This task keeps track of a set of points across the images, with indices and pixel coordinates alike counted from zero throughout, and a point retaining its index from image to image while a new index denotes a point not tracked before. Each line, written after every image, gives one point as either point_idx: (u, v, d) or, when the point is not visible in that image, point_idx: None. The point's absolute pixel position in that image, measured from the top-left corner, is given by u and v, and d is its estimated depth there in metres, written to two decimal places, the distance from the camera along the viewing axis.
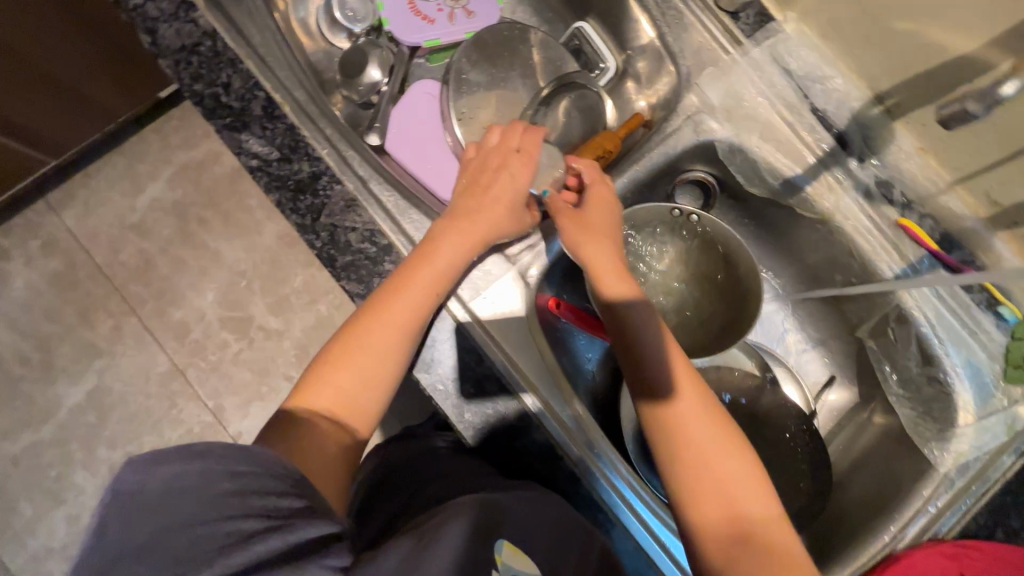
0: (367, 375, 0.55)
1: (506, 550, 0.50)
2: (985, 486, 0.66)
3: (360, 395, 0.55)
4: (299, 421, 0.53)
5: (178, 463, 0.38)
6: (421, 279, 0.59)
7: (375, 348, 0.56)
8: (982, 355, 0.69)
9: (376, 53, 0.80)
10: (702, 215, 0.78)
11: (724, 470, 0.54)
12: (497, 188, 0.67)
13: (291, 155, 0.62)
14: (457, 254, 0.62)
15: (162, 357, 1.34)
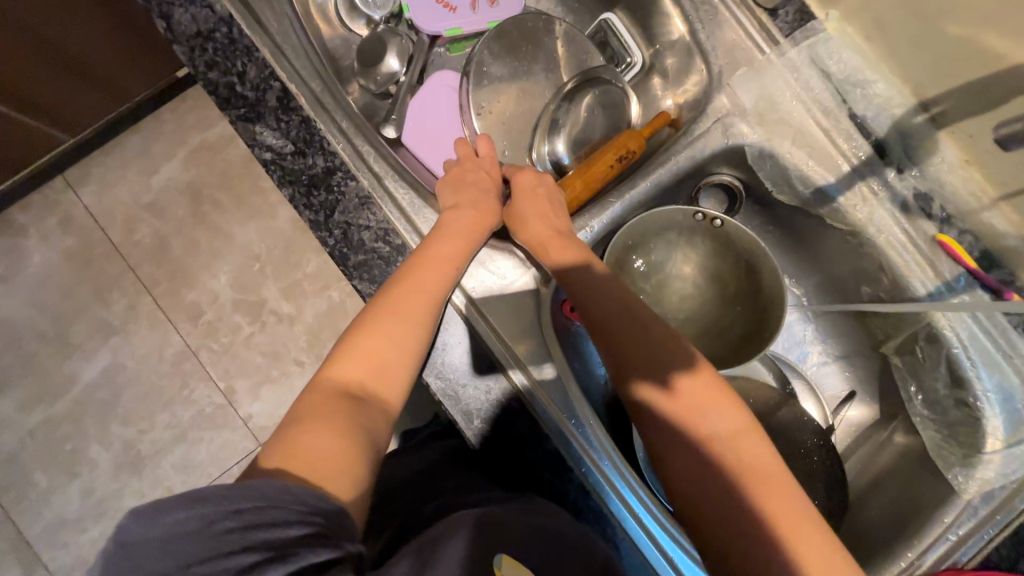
0: (396, 342, 0.53)
1: (504, 564, 0.46)
2: (1011, 516, 0.63)
3: (387, 367, 0.53)
4: (314, 411, 0.48)
5: (175, 509, 0.36)
6: (440, 252, 0.59)
7: (403, 319, 0.55)
8: (1017, 380, 0.66)
9: (394, 42, 0.77)
10: (726, 220, 0.75)
11: (701, 419, 0.54)
12: (484, 181, 0.67)
13: (306, 149, 0.60)
14: (473, 234, 0.62)
15: (175, 338, 1.35)
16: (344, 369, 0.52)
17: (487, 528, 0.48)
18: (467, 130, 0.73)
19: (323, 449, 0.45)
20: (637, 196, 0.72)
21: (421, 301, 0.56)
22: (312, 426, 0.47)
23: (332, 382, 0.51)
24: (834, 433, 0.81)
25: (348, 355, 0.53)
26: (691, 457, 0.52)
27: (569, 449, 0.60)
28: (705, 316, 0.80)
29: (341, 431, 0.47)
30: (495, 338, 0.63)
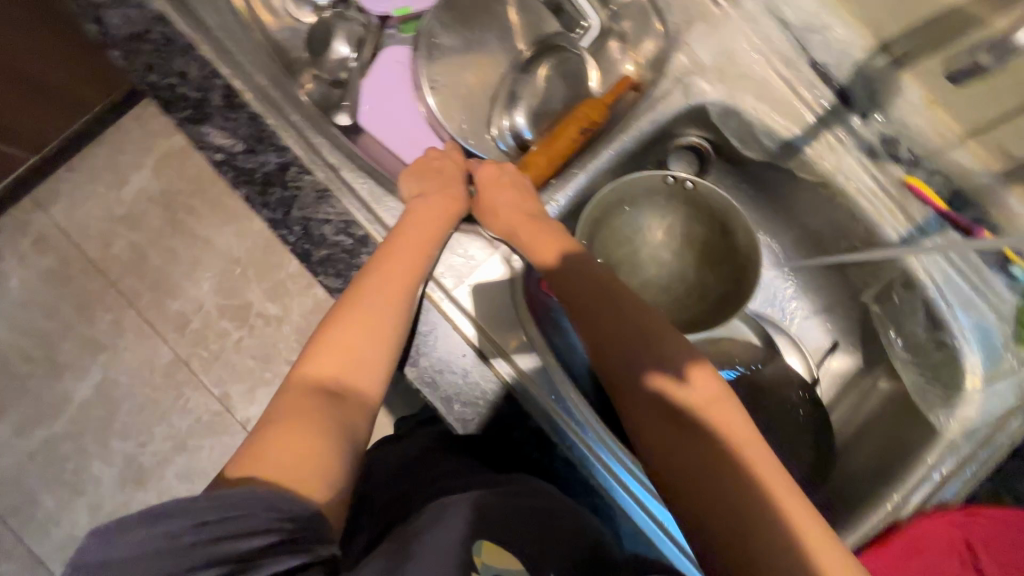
0: (371, 334, 0.54)
1: (484, 551, 0.46)
2: (992, 452, 0.64)
3: (361, 360, 0.54)
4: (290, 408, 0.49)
5: (139, 529, 0.35)
6: (409, 244, 0.59)
7: (378, 311, 0.55)
8: (992, 317, 0.66)
9: (343, 27, 0.75)
10: (697, 181, 0.75)
11: (674, 391, 0.55)
12: (449, 176, 0.68)
13: (256, 145, 0.59)
14: (441, 225, 0.63)
15: (165, 349, 1.34)
16: (319, 367, 0.53)
17: (477, 520, 0.49)
18: (424, 107, 0.73)
19: (298, 449, 0.45)
20: (602, 165, 0.71)
21: (394, 292, 0.56)
22: (288, 425, 0.47)
23: (309, 380, 0.52)
24: (819, 383, 0.81)
25: (323, 352, 0.54)
26: (662, 422, 0.54)
27: (555, 430, 0.59)
28: (684, 281, 0.79)
29: (318, 428, 0.47)
30: (473, 325, 0.61)
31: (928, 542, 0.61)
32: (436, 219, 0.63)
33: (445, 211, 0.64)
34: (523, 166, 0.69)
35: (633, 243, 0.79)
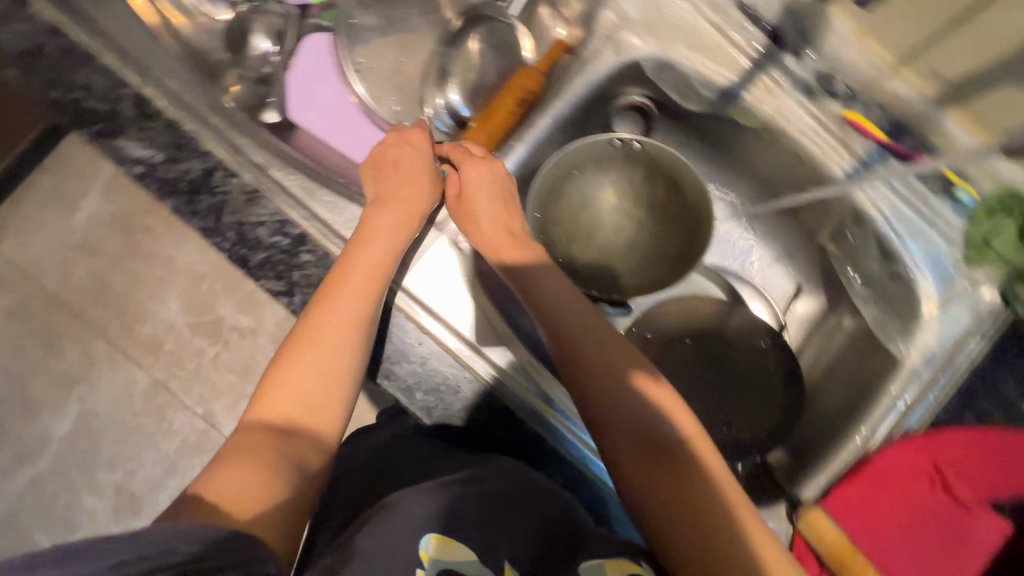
0: (325, 371, 0.52)
1: (433, 544, 0.45)
2: (953, 375, 0.65)
3: (315, 397, 0.51)
4: (238, 452, 0.46)
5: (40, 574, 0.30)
6: (358, 277, 0.55)
7: (330, 347, 0.52)
8: (941, 242, 0.66)
9: (261, 20, 0.72)
10: (645, 141, 0.73)
11: (648, 428, 0.51)
12: (416, 173, 0.61)
13: (177, 153, 0.57)
14: (399, 243, 0.57)
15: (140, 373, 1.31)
16: (270, 404, 0.50)
17: (433, 518, 0.47)
18: (354, 95, 0.71)
19: (246, 490, 0.43)
20: (539, 134, 0.71)
21: (344, 325, 0.53)
22: (230, 465, 0.45)
23: (255, 420, 0.49)
24: (786, 329, 0.82)
25: (272, 389, 0.51)
26: (640, 463, 0.49)
27: (536, 419, 0.60)
28: (641, 243, 0.78)
29: (265, 472, 0.45)
30: (442, 328, 0.60)
31: (891, 474, 0.62)
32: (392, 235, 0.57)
33: (403, 224, 0.58)
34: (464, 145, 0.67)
35: (587, 211, 0.78)
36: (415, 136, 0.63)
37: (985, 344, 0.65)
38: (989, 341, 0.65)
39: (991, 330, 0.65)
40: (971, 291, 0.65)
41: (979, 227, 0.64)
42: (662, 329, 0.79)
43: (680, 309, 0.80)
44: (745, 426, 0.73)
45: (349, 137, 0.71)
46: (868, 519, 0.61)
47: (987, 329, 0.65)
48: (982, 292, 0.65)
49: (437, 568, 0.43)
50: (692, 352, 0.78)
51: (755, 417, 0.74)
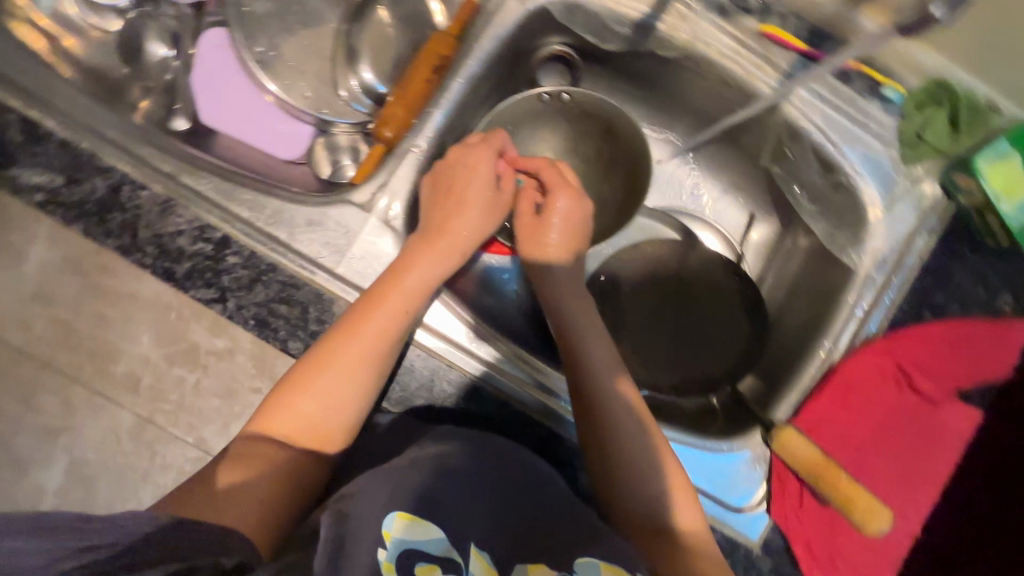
0: (342, 392, 0.52)
1: (396, 523, 0.45)
2: (905, 276, 0.64)
3: (324, 419, 0.52)
4: (250, 450, 0.50)
5: (16, 538, 0.35)
6: (385, 314, 0.53)
7: (343, 378, 0.52)
8: (878, 145, 0.65)
9: (154, 25, 0.69)
10: (573, 91, 0.72)
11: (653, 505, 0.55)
12: (469, 200, 0.60)
13: (77, 174, 0.54)
14: (429, 283, 0.56)
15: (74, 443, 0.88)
16: (281, 415, 0.51)
17: (397, 493, 0.48)
18: (268, 94, 0.70)
19: (239, 491, 0.47)
20: (455, 99, 0.65)
21: (363, 359, 0.52)
22: (234, 465, 0.49)
23: (261, 437, 0.50)
24: (744, 258, 0.81)
25: (284, 397, 0.51)
26: (642, 536, 0.55)
27: (540, 408, 0.63)
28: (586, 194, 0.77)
29: (258, 481, 0.49)
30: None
31: (858, 379, 0.63)
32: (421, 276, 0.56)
33: (438, 258, 0.57)
34: (382, 121, 0.64)
35: None
36: (477, 159, 0.61)
37: (933, 239, 0.64)
38: (935, 236, 0.64)
39: (938, 225, 0.64)
40: (913, 189, 0.65)
41: (913, 122, 0.64)
42: (621, 282, 0.77)
43: (637, 254, 0.78)
44: (709, 364, 0.74)
45: (268, 133, 0.69)
46: (837, 426, 0.63)
47: (933, 224, 0.65)
48: (924, 188, 0.65)
49: (398, 546, 0.43)
50: (653, 298, 0.77)
51: (717, 355, 0.74)
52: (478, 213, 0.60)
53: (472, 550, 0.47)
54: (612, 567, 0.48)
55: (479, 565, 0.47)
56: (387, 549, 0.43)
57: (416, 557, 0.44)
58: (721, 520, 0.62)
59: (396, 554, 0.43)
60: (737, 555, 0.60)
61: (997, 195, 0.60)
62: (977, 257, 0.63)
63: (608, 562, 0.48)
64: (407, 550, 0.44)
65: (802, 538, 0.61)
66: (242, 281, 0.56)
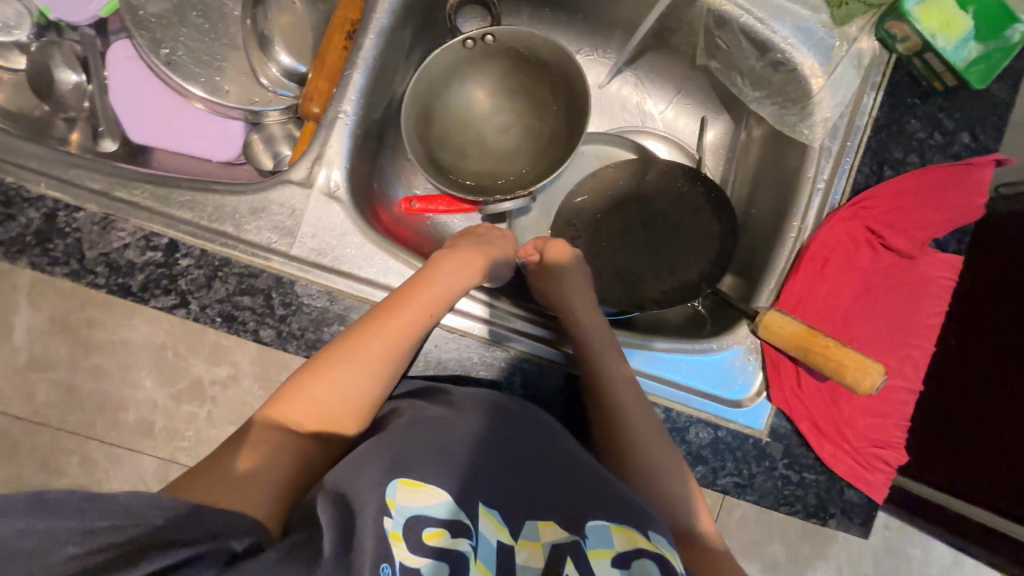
0: (365, 381, 0.51)
1: (400, 491, 0.43)
2: (859, 137, 0.64)
3: (342, 408, 0.50)
4: (271, 432, 0.47)
5: (17, 521, 0.33)
6: (413, 314, 0.53)
7: (362, 378, 0.50)
8: (808, 14, 0.64)
9: (59, 53, 0.68)
10: (498, 31, 0.69)
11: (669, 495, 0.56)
12: (495, 245, 0.65)
13: (9, 209, 0.53)
14: (451, 293, 0.56)
15: (147, 460, 0.93)
16: (298, 403, 0.49)
17: (399, 458, 0.46)
18: (196, 100, 0.68)
19: (252, 475, 0.44)
20: (371, 58, 0.62)
21: (384, 366, 0.51)
22: (249, 447, 0.46)
23: (273, 426, 0.48)
24: (704, 163, 0.80)
25: (305, 386, 0.49)
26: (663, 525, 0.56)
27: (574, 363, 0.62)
28: (531, 133, 0.76)
29: (273, 462, 0.46)
30: (351, 282, 0.58)
31: (832, 251, 0.63)
32: (442, 286, 0.56)
33: (460, 271, 0.58)
34: (307, 98, 0.63)
35: (465, 123, 0.74)
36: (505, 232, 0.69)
37: (880, 94, 0.64)
38: (881, 91, 0.64)
39: (882, 79, 0.64)
40: (851, 50, 0.64)
41: None
42: (585, 210, 0.76)
43: (593, 181, 0.77)
44: (685, 270, 0.72)
45: (198, 135, 0.69)
46: (819, 301, 0.63)
47: (877, 79, 0.64)
48: (862, 45, 0.64)
49: (405, 515, 0.41)
50: (620, 220, 0.75)
51: (691, 259, 0.72)
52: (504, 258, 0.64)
53: (478, 509, 0.45)
54: (623, 527, 0.46)
55: (489, 524, 0.45)
56: (393, 518, 0.40)
57: (423, 523, 0.42)
58: (725, 418, 0.62)
59: (404, 522, 0.41)
60: (747, 448, 0.60)
61: (935, 34, 0.60)
62: (927, 104, 0.63)
63: (619, 523, 0.46)
64: (415, 517, 0.42)
65: (808, 417, 0.61)
66: (199, 282, 0.55)
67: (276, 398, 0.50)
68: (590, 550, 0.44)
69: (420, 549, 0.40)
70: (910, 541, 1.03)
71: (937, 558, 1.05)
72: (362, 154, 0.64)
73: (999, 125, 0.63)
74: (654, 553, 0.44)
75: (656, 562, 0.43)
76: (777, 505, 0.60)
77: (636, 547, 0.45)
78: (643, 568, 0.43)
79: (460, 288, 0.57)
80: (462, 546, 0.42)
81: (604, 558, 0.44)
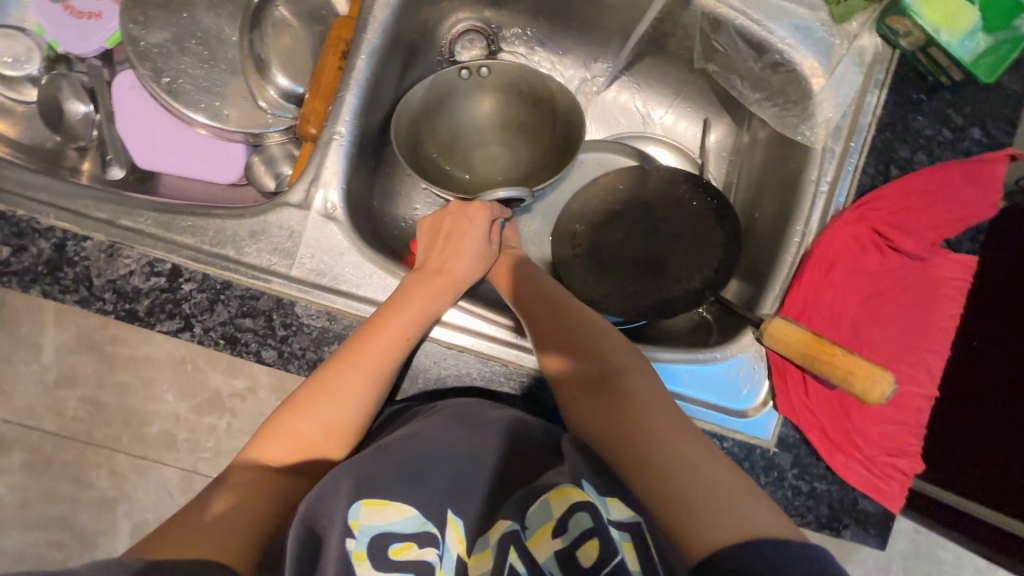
0: (342, 414, 0.51)
1: (363, 511, 0.45)
2: (863, 136, 0.62)
3: (323, 443, 0.50)
4: (254, 471, 0.48)
5: None
6: (386, 346, 0.53)
7: (340, 410, 0.51)
8: (804, 13, 0.62)
9: (67, 85, 0.70)
10: (489, 62, 0.71)
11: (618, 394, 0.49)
12: (464, 244, 0.61)
13: (22, 241, 0.55)
14: (425, 316, 0.55)
15: (171, 472, 0.95)
16: (276, 440, 0.50)
17: (362, 481, 0.46)
18: (199, 125, 0.69)
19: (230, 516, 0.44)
20: (364, 77, 0.63)
21: (362, 398, 0.52)
22: (226, 494, 0.46)
23: (251, 466, 0.48)
24: (708, 169, 0.78)
25: (284, 418, 0.50)
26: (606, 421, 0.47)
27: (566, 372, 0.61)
28: (526, 143, 0.76)
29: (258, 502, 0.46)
30: (351, 301, 0.59)
31: (836, 254, 0.61)
32: (415, 310, 0.55)
33: (433, 294, 0.57)
34: (304, 119, 0.63)
35: (460, 137, 0.75)
36: (474, 209, 0.62)
37: (884, 92, 0.62)
38: (886, 88, 0.62)
39: (886, 76, 0.62)
40: (852, 48, 0.62)
41: None
42: (584, 215, 0.75)
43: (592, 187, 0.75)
44: (689, 279, 0.71)
45: (204, 160, 0.70)
46: (825, 306, 0.61)
47: (881, 77, 0.62)
48: (863, 43, 0.62)
49: (369, 534, 0.44)
50: (621, 227, 0.74)
51: (693, 268, 0.71)
52: (478, 257, 0.61)
53: (448, 519, 0.47)
54: (558, 492, 0.46)
55: (453, 536, 0.47)
56: (357, 538, 0.43)
57: (388, 540, 0.44)
58: (730, 428, 0.60)
59: (367, 541, 0.43)
60: (755, 458, 0.59)
61: (938, 28, 0.58)
62: (934, 99, 0.62)
63: (555, 489, 0.46)
64: (379, 535, 0.44)
65: (817, 426, 0.60)
66: (202, 305, 0.56)
67: (256, 437, 0.51)
68: (530, 540, 0.44)
69: (385, 564, 0.43)
70: (942, 546, 1.00)
71: (969, 562, 1.02)
72: (359, 172, 0.65)
73: (1011, 118, 0.62)
74: (587, 503, 0.44)
75: (589, 512, 0.43)
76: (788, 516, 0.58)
77: (571, 504, 0.44)
78: (580, 523, 0.43)
79: (434, 313, 0.56)
80: (427, 557, 0.45)
81: (546, 536, 0.44)
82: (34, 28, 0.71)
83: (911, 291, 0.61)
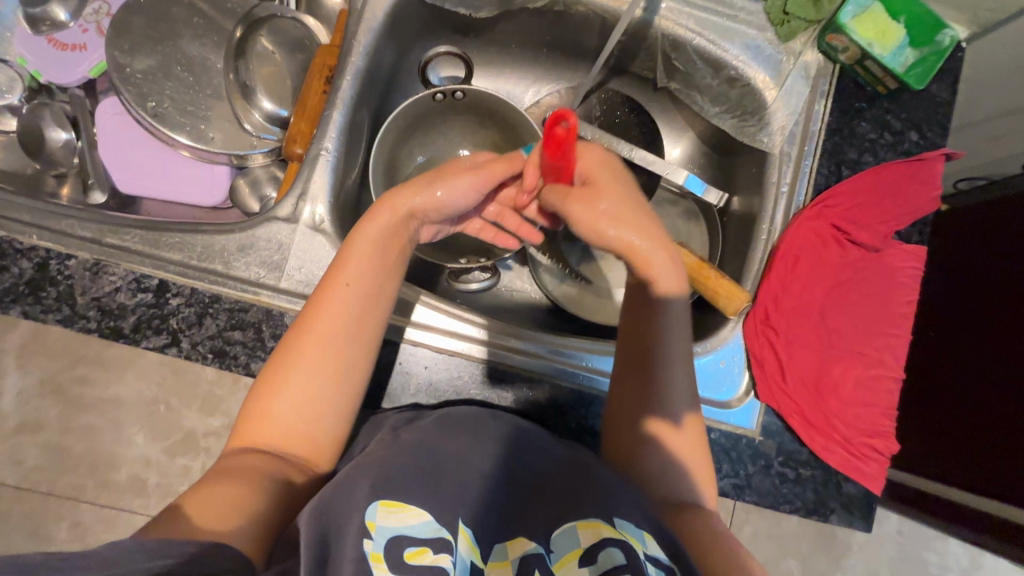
0: (302, 387, 0.49)
1: (380, 511, 0.42)
2: (814, 140, 0.68)
3: (305, 431, 0.49)
4: (237, 461, 0.46)
5: None
6: (332, 308, 0.50)
7: (305, 384, 0.49)
8: (754, 33, 0.68)
9: (49, 113, 0.71)
10: (464, 89, 0.72)
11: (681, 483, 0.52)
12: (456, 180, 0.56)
13: (4, 261, 0.55)
14: (365, 272, 0.52)
15: (140, 519, 0.89)
16: (257, 432, 0.48)
17: (379, 481, 0.44)
18: (183, 149, 0.71)
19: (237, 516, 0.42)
20: (349, 98, 0.65)
21: (325, 363, 0.49)
22: (221, 473, 0.44)
23: (240, 455, 0.47)
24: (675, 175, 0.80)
25: (260, 410, 0.49)
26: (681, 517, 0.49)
27: (552, 371, 0.63)
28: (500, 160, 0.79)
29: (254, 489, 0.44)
30: None
31: (801, 249, 0.66)
32: (361, 258, 0.52)
33: (386, 241, 0.54)
34: (290, 140, 0.66)
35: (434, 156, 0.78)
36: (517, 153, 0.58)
37: (829, 101, 0.68)
38: (830, 98, 0.68)
39: (830, 87, 0.69)
40: (798, 63, 0.69)
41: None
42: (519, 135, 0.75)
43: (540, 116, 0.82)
44: None
45: (188, 183, 0.72)
46: (793, 297, 0.66)
47: (824, 88, 0.69)
48: (807, 58, 0.69)
49: (386, 536, 0.41)
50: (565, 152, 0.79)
51: None
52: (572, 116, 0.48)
53: (458, 526, 0.44)
54: (589, 522, 0.45)
55: (464, 542, 0.43)
56: (374, 539, 0.40)
57: (404, 543, 0.41)
58: (716, 420, 0.62)
59: (384, 542, 0.40)
60: (741, 447, 0.61)
61: (871, 43, 0.65)
62: (874, 107, 0.68)
63: (585, 518, 0.45)
64: (395, 537, 0.41)
65: (796, 411, 0.62)
66: (189, 319, 0.56)
67: (239, 429, 0.49)
68: (554, 565, 0.43)
69: (400, 569, 0.40)
70: (928, 548, 1.01)
71: (954, 562, 1.04)
72: (345, 190, 0.67)
73: (944, 122, 0.68)
74: (620, 540, 0.42)
75: (620, 547, 0.42)
76: (778, 504, 0.60)
77: (600, 537, 0.43)
78: (609, 558, 0.42)
79: (375, 265, 0.53)
80: (443, 562, 0.41)
81: (573, 561, 0.43)
82: (17, 59, 0.73)
83: (870, 282, 0.66)
